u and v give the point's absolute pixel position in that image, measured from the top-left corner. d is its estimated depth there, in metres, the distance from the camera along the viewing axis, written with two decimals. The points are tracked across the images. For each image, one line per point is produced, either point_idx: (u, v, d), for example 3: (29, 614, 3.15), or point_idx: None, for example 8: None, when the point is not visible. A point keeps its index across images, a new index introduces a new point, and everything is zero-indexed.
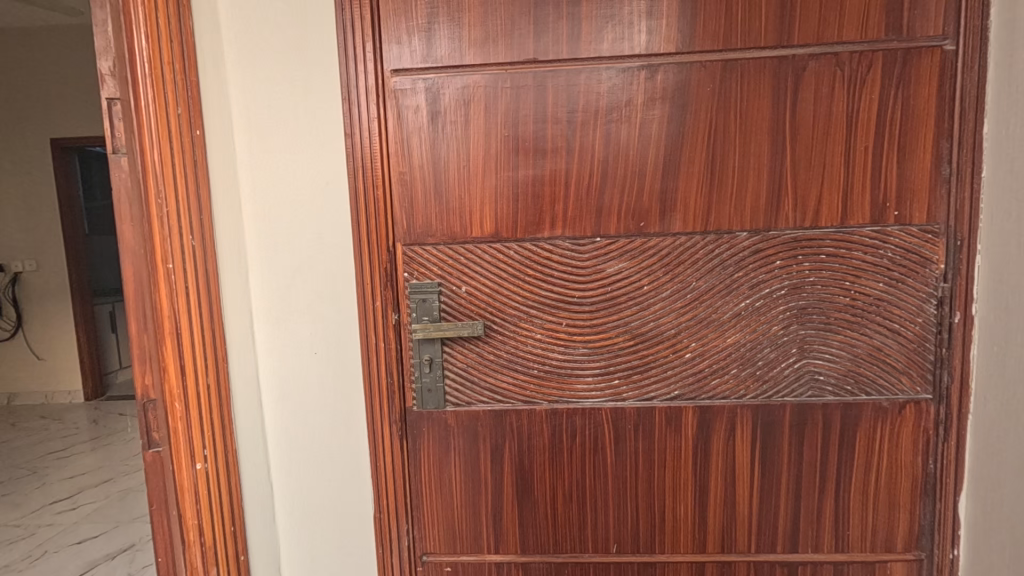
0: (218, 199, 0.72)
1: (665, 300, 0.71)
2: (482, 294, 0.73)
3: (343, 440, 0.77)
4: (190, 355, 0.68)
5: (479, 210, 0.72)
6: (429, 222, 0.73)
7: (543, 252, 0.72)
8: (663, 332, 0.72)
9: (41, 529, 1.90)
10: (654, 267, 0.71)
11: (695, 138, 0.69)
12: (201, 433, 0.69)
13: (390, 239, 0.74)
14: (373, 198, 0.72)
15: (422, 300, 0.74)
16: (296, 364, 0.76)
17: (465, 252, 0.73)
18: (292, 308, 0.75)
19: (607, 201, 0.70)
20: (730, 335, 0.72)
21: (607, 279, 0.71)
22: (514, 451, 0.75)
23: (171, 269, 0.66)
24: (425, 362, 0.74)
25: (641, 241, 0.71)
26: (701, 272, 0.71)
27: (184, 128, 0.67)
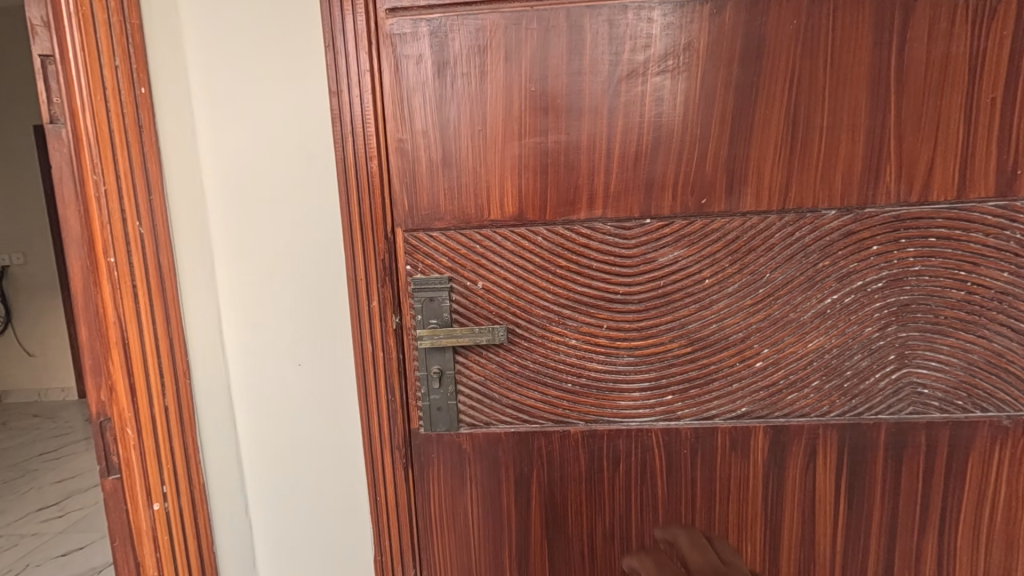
0: (173, 176, 0.58)
1: (731, 297, 0.57)
2: (504, 291, 0.59)
3: (335, 469, 0.63)
4: (141, 369, 0.55)
5: (499, 186, 0.58)
6: (437, 203, 0.59)
7: (578, 238, 0.58)
8: (728, 336, 0.58)
9: (25, 539, 1.79)
10: (718, 256, 0.57)
11: (773, 91, 0.54)
12: (159, 464, 0.57)
13: (389, 224, 0.60)
14: (366, 173, 0.58)
15: (430, 300, 0.60)
16: (277, 378, 0.63)
17: (480, 239, 0.59)
18: (270, 309, 0.61)
19: (660, 173, 0.56)
20: (812, 341, 0.58)
21: (659, 271, 0.57)
22: (544, 482, 0.62)
23: (114, 263, 0.53)
24: (434, 376, 0.60)
25: (701, 224, 0.57)
26: (777, 261, 0.57)
27: (124, 85, 0.53)
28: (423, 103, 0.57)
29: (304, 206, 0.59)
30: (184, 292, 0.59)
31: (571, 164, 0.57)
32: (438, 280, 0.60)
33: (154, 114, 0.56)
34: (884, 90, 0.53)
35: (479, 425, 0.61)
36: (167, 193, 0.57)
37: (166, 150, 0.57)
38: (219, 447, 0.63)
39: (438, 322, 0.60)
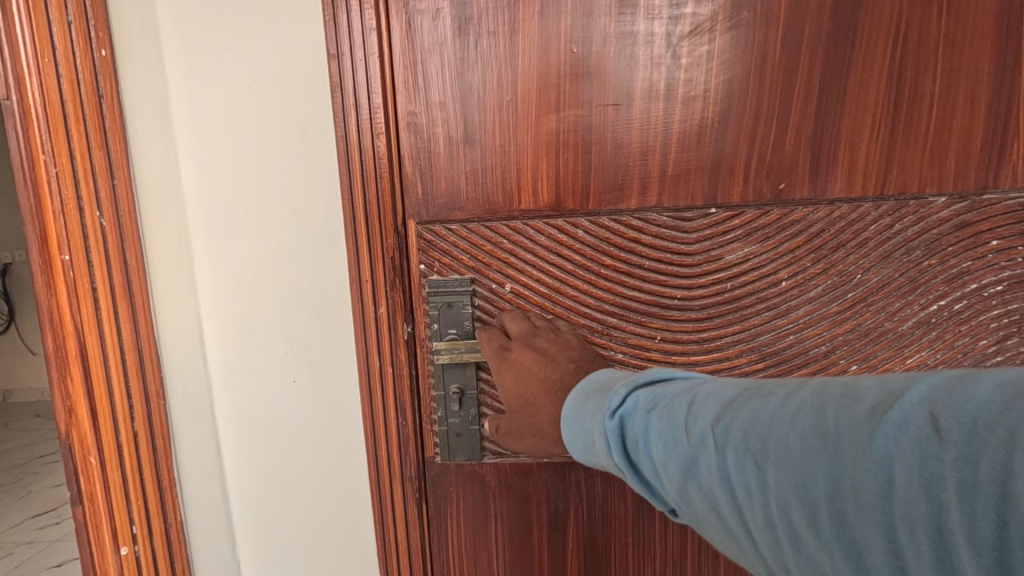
0: (140, 158, 0.48)
1: (813, 303, 0.47)
2: (536, 294, 0.50)
3: (336, 504, 0.54)
4: (102, 390, 0.46)
5: (532, 170, 0.49)
6: (457, 190, 0.50)
7: (629, 232, 0.48)
8: (809, 350, 0.48)
9: (21, 548, 1.73)
10: (798, 253, 0.47)
11: (871, 50, 0.44)
12: (127, 502, 0.48)
13: (400, 216, 0.50)
14: (373, 154, 0.49)
15: (447, 307, 0.51)
16: (268, 398, 0.53)
17: (510, 233, 0.50)
18: (259, 316, 0.52)
19: (729, 152, 0.46)
20: (912, 358, 0.47)
21: (726, 271, 0.48)
22: (582, 519, 0.53)
23: (70, 263, 0.44)
24: (453, 397, 0.51)
25: (778, 214, 0.47)
26: (873, 259, 0.46)
27: (76, 45, 0.44)
28: (439, 69, 0.48)
29: (298, 193, 0.50)
30: (157, 297, 0.50)
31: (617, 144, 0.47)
32: (459, 282, 0.50)
33: (116, 83, 0.46)
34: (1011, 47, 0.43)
35: (506, 455, 0.52)
36: (136, 179, 0.48)
37: (133, 126, 0.48)
38: (200, 478, 0.53)
39: (457, 334, 0.51)
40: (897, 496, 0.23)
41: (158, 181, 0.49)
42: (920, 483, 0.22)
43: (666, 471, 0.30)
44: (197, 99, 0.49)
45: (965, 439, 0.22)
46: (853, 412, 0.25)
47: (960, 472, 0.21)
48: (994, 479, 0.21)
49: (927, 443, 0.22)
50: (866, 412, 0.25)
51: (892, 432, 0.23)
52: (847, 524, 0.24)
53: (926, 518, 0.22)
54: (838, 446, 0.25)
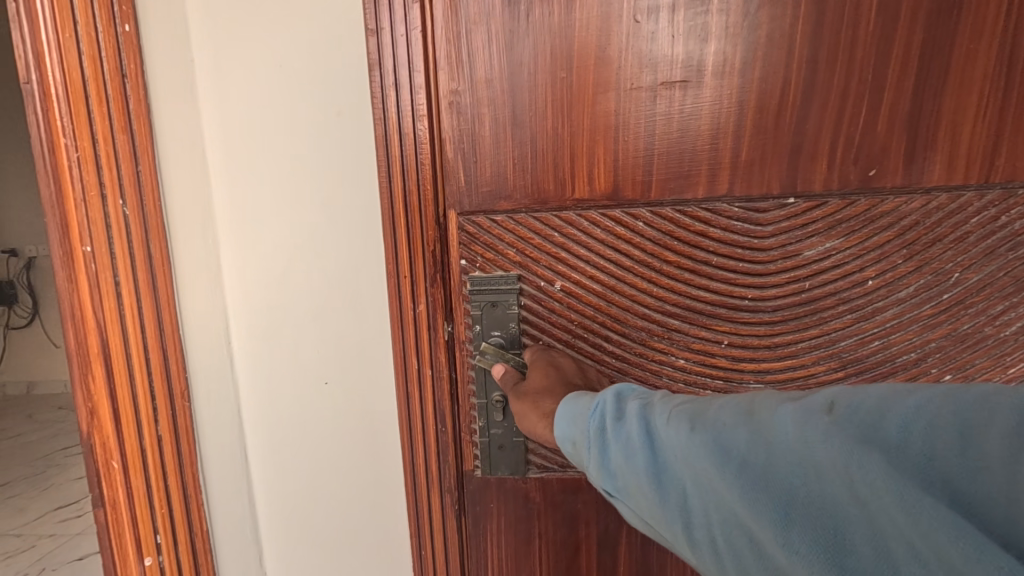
0: (166, 144, 0.45)
1: (900, 302, 0.45)
2: (591, 292, 0.48)
3: (369, 515, 0.51)
4: (125, 393, 0.43)
5: (596, 155, 0.46)
6: (505, 178, 0.47)
7: (697, 224, 0.46)
8: (895, 354, 0.46)
9: (42, 541, 1.73)
10: (888, 249, 0.45)
11: (982, 25, 0.41)
12: (150, 513, 0.45)
13: (442, 204, 0.47)
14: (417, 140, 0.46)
15: (492, 307, 0.48)
16: (299, 402, 0.50)
17: (563, 226, 0.47)
18: (289, 315, 0.48)
19: (813, 133, 0.44)
20: (1014, 366, 0.45)
21: (805, 267, 0.46)
22: (634, 541, 0.49)
23: (91, 254, 0.41)
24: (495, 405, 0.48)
25: (863, 205, 0.44)
26: (969, 259, 0.44)
27: (100, 19, 0.40)
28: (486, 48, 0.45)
29: (333, 179, 0.46)
30: (183, 292, 0.47)
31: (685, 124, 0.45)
32: (506, 280, 0.48)
33: (140, 58, 0.43)
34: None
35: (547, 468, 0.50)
36: (162, 166, 0.45)
37: (159, 108, 0.44)
38: (227, 485, 0.50)
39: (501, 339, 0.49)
40: (796, 452, 0.26)
41: (183, 167, 0.46)
42: (807, 436, 0.26)
43: (619, 438, 0.33)
44: (228, 81, 0.45)
45: (853, 418, 0.26)
46: (774, 402, 0.30)
47: (841, 428, 0.26)
48: (866, 434, 0.25)
49: (824, 411, 0.27)
50: (786, 399, 0.30)
51: (796, 406, 0.28)
52: (750, 475, 0.27)
53: (815, 470, 0.26)
54: (757, 424, 0.28)
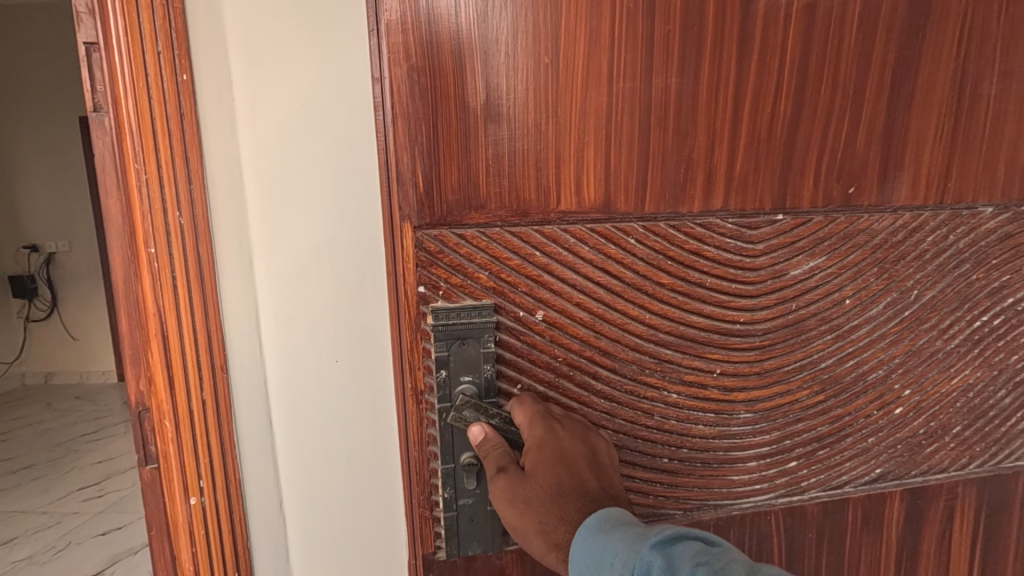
0: (213, 168, 0.56)
1: (866, 306, 0.66)
2: (582, 314, 0.59)
3: (374, 461, 0.63)
4: (178, 364, 0.55)
5: (573, 177, 0.56)
6: (475, 196, 0.55)
7: (696, 246, 0.61)
8: (861, 342, 0.67)
9: (66, 518, 1.86)
10: (863, 267, 0.65)
11: (927, 110, 0.62)
12: (197, 459, 0.57)
13: (402, 220, 0.54)
14: (408, 164, 0.54)
15: (461, 343, 0.56)
16: (315, 376, 0.61)
17: (538, 240, 0.57)
18: (308, 306, 0.59)
19: (794, 166, 0.60)
20: (937, 362, 0.70)
21: (790, 286, 0.64)
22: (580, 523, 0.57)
23: (154, 255, 0.53)
24: (467, 466, 0.57)
25: (842, 233, 0.64)
26: (914, 265, 0.66)
27: (167, 73, 0.52)
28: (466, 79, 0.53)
29: (343, 196, 0.58)
30: (224, 286, 0.57)
31: (682, 133, 0.57)
32: (482, 312, 0.56)
33: (191, 97, 0.54)
34: (959, 107, 0.62)
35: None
36: (207, 183, 0.56)
37: (207, 141, 0.55)
38: (255, 445, 0.61)
39: (469, 382, 0.57)
40: None
41: (224, 183, 0.56)
42: None
43: None
44: (260, 113, 0.56)
45: None
46: None
47: None
48: None
49: None
50: None
51: None
52: None
53: None
54: None
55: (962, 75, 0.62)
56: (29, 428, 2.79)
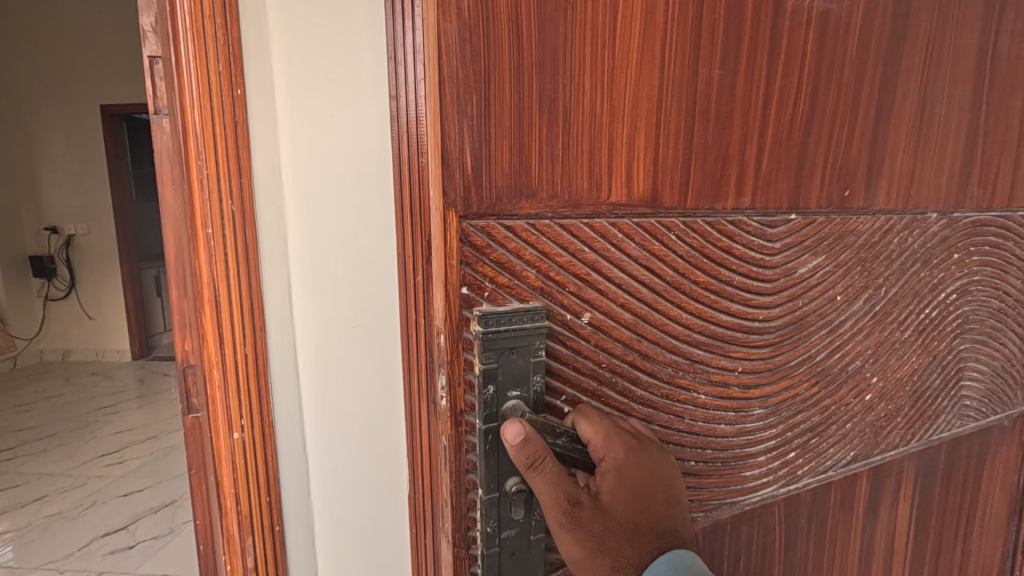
0: (259, 165, 0.68)
1: (852, 305, 0.68)
2: (626, 318, 0.54)
3: (383, 410, 0.75)
4: (227, 323, 0.68)
5: (623, 165, 0.50)
6: (515, 180, 0.47)
7: (722, 243, 0.58)
8: (844, 339, 0.69)
9: (91, 480, 2.01)
10: (849, 264, 0.67)
11: (900, 114, 0.64)
12: (239, 403, 0.70)
13: (445, 206, 0.45)
14: (455, 144, 0.44)
15: (510, 353, 0.47)
16: (336, 343, 0.73)
17: (578, 232, 0.50)
18: (332, 281, 0.72)
19: (809, 159, 0.60)
20: (906, 355, 0.74)
21: (796, 283, 0.64)
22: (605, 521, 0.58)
23: (211, 234, 0.65)
24: (514, 495, 0.48)
25: (836, 231, 0.65)
26: (891, 261, 0.69)
27: (225, 87, 0.64)
28: (520, 55, 0.44)
29: (363, 192, 0.71)
30: (264, 263, 0.70)
31: (720, 129, 0.54)
32: (531, 318, 0.47)
33: (242, 108, 0.66)
34: (928, 113, 0.66)
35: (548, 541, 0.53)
36: (254, 178, 0.68)
37: (255, 142, 0.67)
38: (285, 396, 0.73)
39: (517, 397, 0.48)
40: None
41: (267, 178, 0.69)
42: None
43: None
44: (300, 123, 0.69)
45: None
46: None
47: None
48: None
49: None
50: None
51: None
52: None
53: None
54: None
55: (925, 87, 0.65)
56: (49, 401, 2.93)
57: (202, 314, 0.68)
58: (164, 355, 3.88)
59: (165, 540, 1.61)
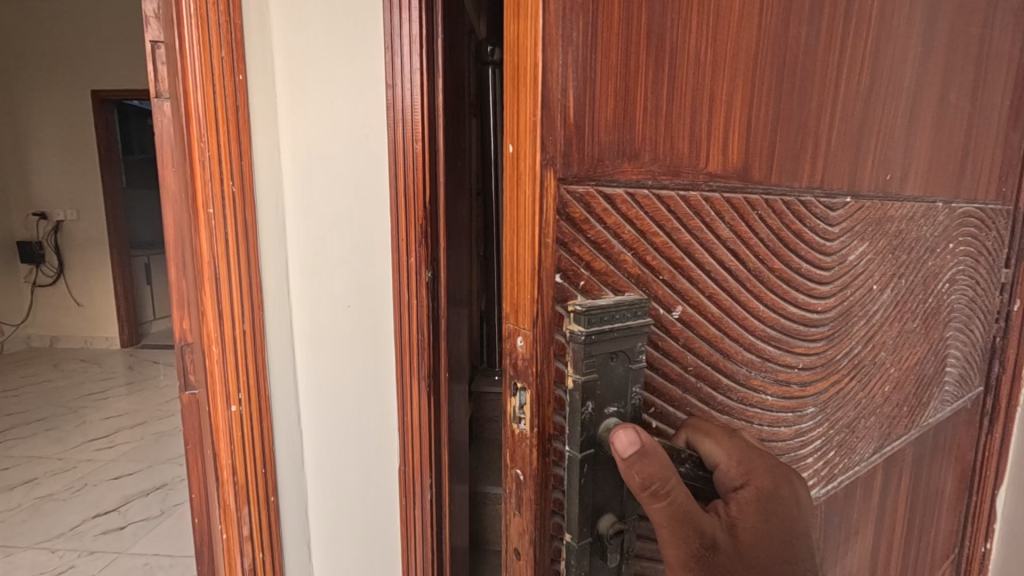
0: (258, 148, 0.70)
1: (882, 292, 0.67)
2: (710, 311, 0.48)
3: (376, 387, 0.78)
4: (227, 300, 0.70)
5: (721, 132, 0.44)
6: (617, 142, 0.39)
7: (794, 227, 0.53)
8: (876, 330, 0.67)
9: (81, 464, 2.02)
10: (884, 250, 0.65)
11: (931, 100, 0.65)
12: (236, 378, 0.72)
13: (543, 163, 0.36)
14: (557, 86, 0.35)
15: (610, 359, 0.39)
16: (330, 320, 0.76)
17: (670, 206, 0.42)
18: (329, 261, 0.75)
19: (868, 139, 0.59)
20: (914, 348, 0.74)
21: (849, 273, 0.61)
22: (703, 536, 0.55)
23: (212, 215, 0.68)
24: (611, 539, 0.40)
25: (878, 217, 0.63)
26: (912, 248, 0.69)
27: (227, 72, 0.66)
28: None
29: (358, 174, 0.73)
30: (263, 244, 0.72)
31: (802, 98, 0.50)
32: (634, 312, 0.40)
33: (243, 92, 0.68)
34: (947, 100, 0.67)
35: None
36: (254, 159, 0.70)
37: (256, 126, 0.70)
38: (281, 371, 0.76)
39: (612, 413, 0.40)
40: None
41: (265, 158, 0.71)
42: None
43: None
44: (300, 108, 0.72)
45: None
46: None
47: None
48: None
49: None
50: None
51: None
52: None
53: None
54: None
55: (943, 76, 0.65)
56: (36, 387, 2.92)
57: (202, 292, 0.70)
58: (153, 344, 3.87)
59: (156, 522, 1.63)
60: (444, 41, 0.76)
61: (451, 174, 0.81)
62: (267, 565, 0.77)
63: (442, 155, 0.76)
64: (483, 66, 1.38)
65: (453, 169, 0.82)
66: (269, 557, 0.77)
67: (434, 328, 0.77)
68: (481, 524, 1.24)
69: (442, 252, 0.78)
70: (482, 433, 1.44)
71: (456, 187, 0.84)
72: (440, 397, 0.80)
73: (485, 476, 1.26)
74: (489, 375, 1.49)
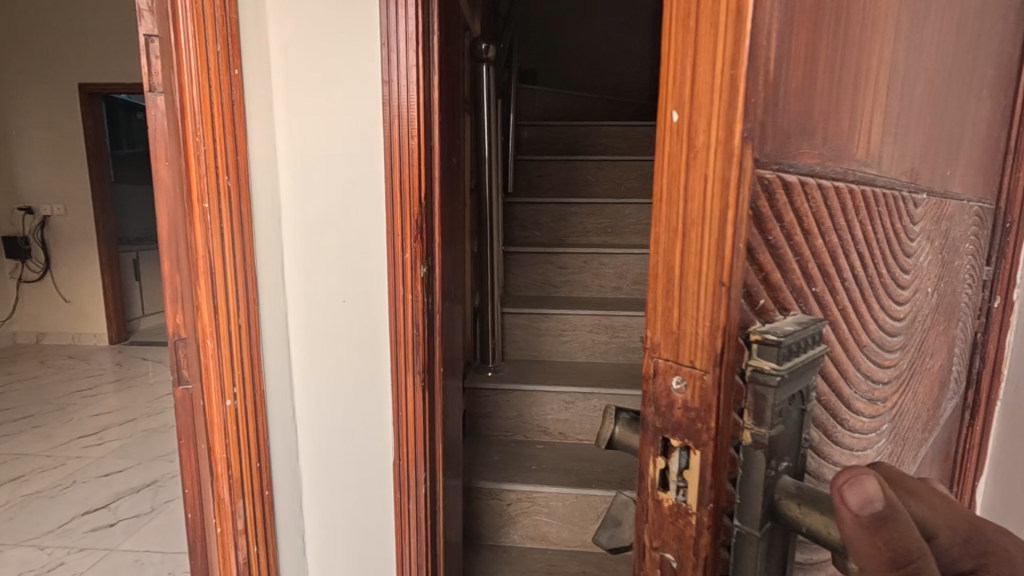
0: (254, 143, 0.71)
1: (933, 301, 0.51)
2: (847, 333, 0.34)
3: (370, 381, 0.79)
4: (222, 293, 0.69)
5: (876, 93, 0.31)
6: (798, 97, 0.25)
7: (903, 221, 0.38)
8: (925, 345, 0.52)
9: (70, 460, 2.00)
10: (939, 247, 0.48)
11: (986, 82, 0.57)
12: (231, 372, 0.72)
13: (746, 135, 0.22)
14: (767, 15, 0.22)
15: (793, 402, 0.26)
16: (325, 315, 0.77)
17: (826, 188, 0.28)
18: (325, 256, 0.76)
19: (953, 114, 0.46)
20: (938, 357, 0.60)
21: (918, 278, 0.44)
22: None
23: (207, 209, 0.67)
24: None
25: (942, 204, 0.47)
26: (950, 240, 0.53)
27: (222, 66, 0.66)
28: None
29: (353, 170, 0.74)
30: (258, 237, 0.72)
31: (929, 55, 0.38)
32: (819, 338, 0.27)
33: (239, 90, 0.68)
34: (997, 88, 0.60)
35: None
36: (249, 156, 0.70)
37: (252, 122, 0.70)
38: (276, 365, 0.77)
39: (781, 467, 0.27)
40: None
41: (261, 156, 0.72)
42: None
43: None
44: (297, 108, 0.73)
45: None
46: None
47: None
48: None
49: None
50: None
51: None
52: None
53: None
54: None
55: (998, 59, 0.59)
56: (23, 383, 2.89)
57: (195, 286, 0.70)
58: (141, 341, 3.84)
59: (147, 518, 1.62)
60: (440, 38, 0.77)
61: (446, 172, 0.82)
62: (261, 560, 0.77)
63: (438, 153, 0.77)
64: (476, 63, 1.38)
65: (449, 165, 0.83)
66: (263, 551, 0.77)
67: (429, 323, 0.78)
68: (473, 519, 1.24)
69: (437, 248, 0.79)
70: (475, 429, 1.44)
71: (452, 184, 0.85)
72: (433, 390, 0.81)
73: (477, 471, 1.27)
74: (482, 371, 1.50)
